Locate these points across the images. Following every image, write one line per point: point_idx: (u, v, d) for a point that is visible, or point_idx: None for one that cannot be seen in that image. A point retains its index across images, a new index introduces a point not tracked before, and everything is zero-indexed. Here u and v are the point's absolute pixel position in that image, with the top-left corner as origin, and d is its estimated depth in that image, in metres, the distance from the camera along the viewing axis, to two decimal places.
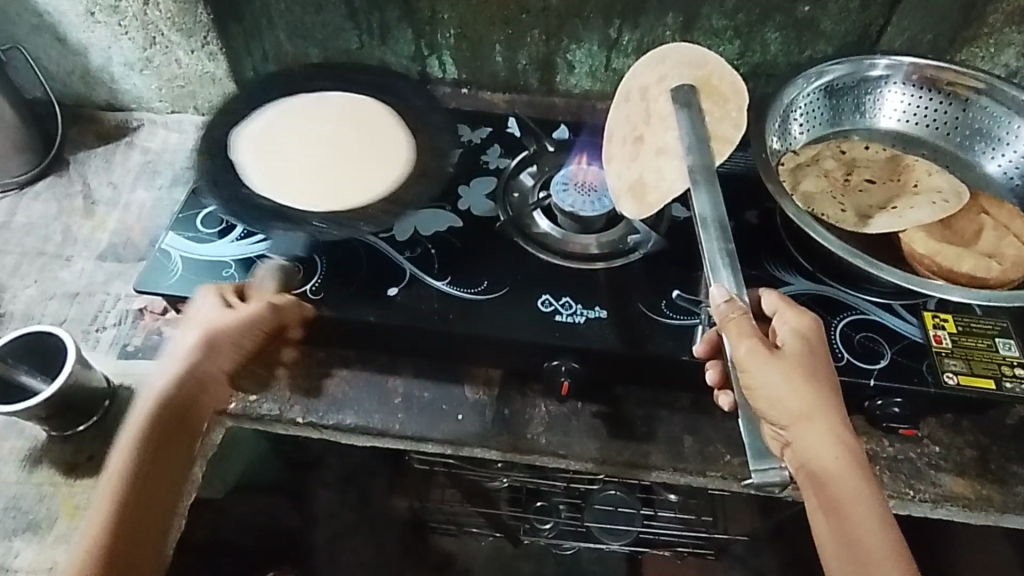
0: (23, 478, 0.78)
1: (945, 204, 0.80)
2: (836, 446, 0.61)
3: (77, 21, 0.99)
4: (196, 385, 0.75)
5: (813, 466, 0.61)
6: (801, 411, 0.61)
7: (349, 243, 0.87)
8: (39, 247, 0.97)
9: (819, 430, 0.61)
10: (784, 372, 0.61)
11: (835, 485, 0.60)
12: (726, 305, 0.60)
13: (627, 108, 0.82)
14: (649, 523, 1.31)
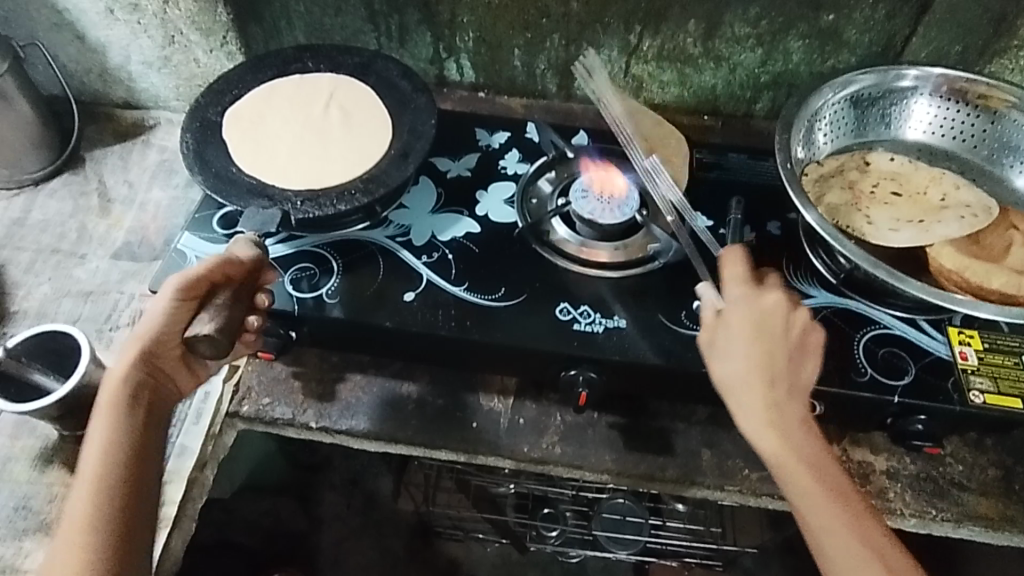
0: (35, 477, 0.78)
1: (973, 219, 0.79)
2: (783, 422, 0.63)
3: (97, 19, 0.98)
4: (146, 383, 0.66)
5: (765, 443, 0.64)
6: (744, 389, 0.65)
7: (365, 246, 0.86)
8: (54, 245, 0.96)
9: (763, 406, 0.64)
10: (729, 349, 0.66)
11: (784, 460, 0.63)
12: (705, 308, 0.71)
13: None
14: (656, 532, 1.31)
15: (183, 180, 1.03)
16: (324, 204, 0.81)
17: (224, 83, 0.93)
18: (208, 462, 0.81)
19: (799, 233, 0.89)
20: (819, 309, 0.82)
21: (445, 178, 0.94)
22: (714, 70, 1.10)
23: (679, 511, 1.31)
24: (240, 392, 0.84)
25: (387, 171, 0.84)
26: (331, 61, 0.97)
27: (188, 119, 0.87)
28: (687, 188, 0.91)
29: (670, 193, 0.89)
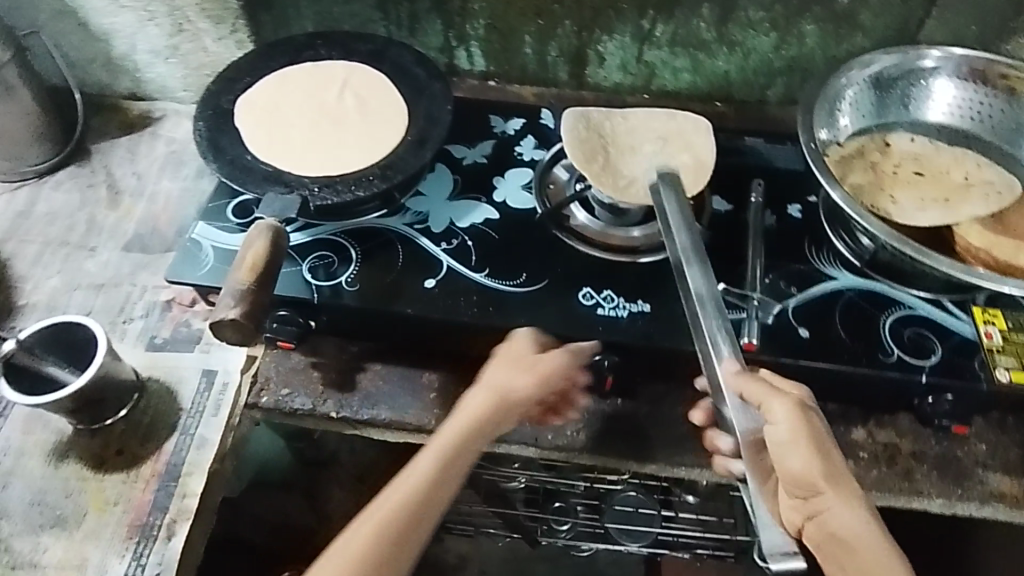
0: (50, 472, 0.76)
1: (998, 198, 0.78)
2: (865, 525, 0.64)
3: (102, 6, 0.97)
4: (477, 429, 0.69)
5: (842, 538, 0.64)
6: (824, 486, 0.64)
7: (383, 234, 0.85)
8: (63, 238, 0.95)
9: (846, 506, 0.64)
10: (799, 439, 0.64)
11: (861, 564, 0.63)
12: (737, 375, 0.65)
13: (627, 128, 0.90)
14: (667, 524, 1.28)
15: (193, 172, 1.01)
16: (342, 190, 0.80)
17: (236, 70, 0.92)
18: (227, 454, 0.79)
19: (819, 215, 0.89)
20: (844, 291, 0.81)
21: (461, 165, 0.93)
22: (728, 56, 1.09)
23: (689, 503, 1.29)
24: (258, 384, 0.82)
25: (404, 156, 0.83)
26: (344, 48, 0.96)
27: (200, 107, 0.86)
28: (705, 167, 0.85)
29: (686, 174, 0.84)
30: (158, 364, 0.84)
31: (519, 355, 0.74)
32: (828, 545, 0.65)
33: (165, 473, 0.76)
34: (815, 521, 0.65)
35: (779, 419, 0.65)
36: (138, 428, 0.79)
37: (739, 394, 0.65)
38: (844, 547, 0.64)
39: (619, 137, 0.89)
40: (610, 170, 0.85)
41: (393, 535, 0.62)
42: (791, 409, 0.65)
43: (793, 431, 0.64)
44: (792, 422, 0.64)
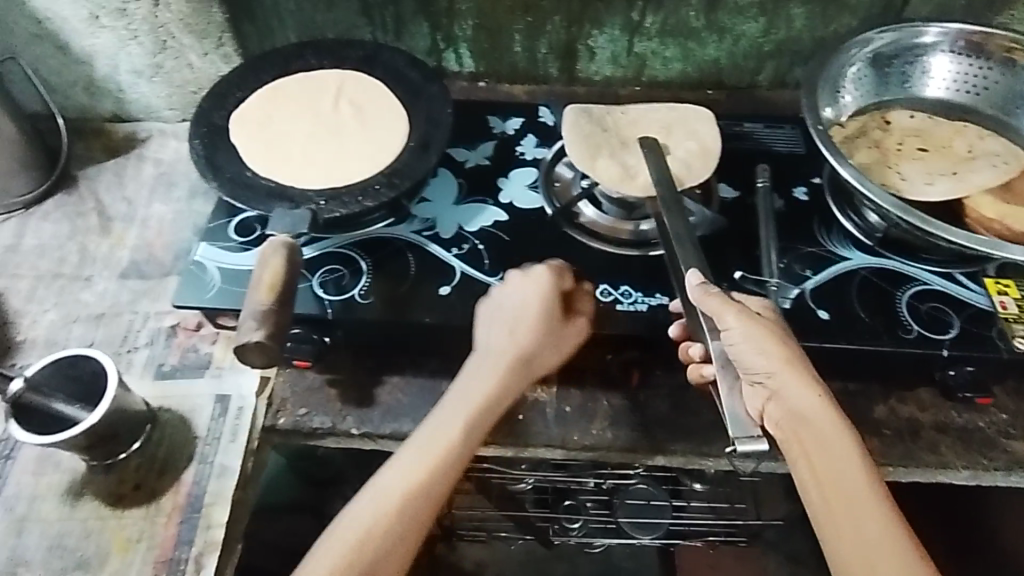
0: (66, 513, 0.73)
1: (1006, 166, 0.80)
2: (821, 402, 0.62)
3: (81, 27, 0.94)
4: (511, 366, 0.70)
5: (803, 418, 0.62)
6: (780, 369, 0.62)
7: (393, 244, 0.84)
8: (55, 269, 0.91)
9: (801, 385, 0.62)
10: (753, 335, 0.63)
11: (826, 448, 0.61)
12: (699, 287, 0.65)
13: (631, 120, 0.90)
14: (679, 514, 1.27)
15: (185, 193, 0.98)
16: (349, 201, 0.78)
17: (226, 85, 0.89)
18: (249, 481, 0.77)
19: (826, 195, 0.89)
20: (858, 269, 0.82)
21: (464, 167, 0.92)
22: (718, 43, 1.08)
23: (698, 491, 1.28)
24: (275, 405, 0.81)
25: (408, 163, 0.82)
26: (335, 56, 0.94)
27: (193, 126, 0.83)
28: (712, 151, 0.85)
29: (694, 159, 0.84)
30: (169, 392, 0.81)
31: (548, 302, 0.73)
32: (788, 429, 0.63)
33: (187, 505, 0.74)
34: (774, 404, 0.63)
35: (732, 324, 0.63)
36: (155, 461, 0.77)
37: (699, 305, 0.65)
38: (803, 425, 0.62)
39: (622, 129, 0.88)
40: (617, 160, 0.84)
41: (425, 483, 0.63)
42: (742, 313, 0.64)
43: (749, 328, 0.63)
44: (746, 325, 0.63)
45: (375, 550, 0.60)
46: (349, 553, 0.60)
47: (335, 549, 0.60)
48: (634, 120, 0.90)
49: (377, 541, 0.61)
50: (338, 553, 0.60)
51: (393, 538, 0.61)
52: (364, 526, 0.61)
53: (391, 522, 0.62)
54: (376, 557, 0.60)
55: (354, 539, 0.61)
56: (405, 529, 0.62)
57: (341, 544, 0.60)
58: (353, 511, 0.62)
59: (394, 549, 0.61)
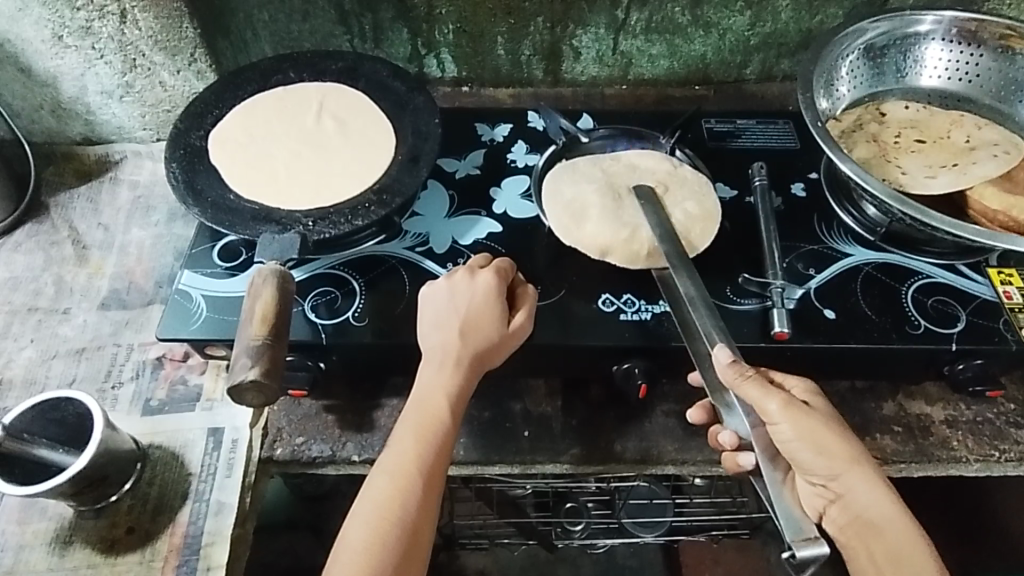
0: (56, 563, 0.70)
1: (1007, 156, 0.79)
2: (890, 506, 0.61)
3: (44, 48, 0.89)
4: (471, 364, 0.68)
5: (868, 519, 0.61)
6: (845, 473, 0.61)
7: (386, 261, 0.81)
8: (30, 303, 0.87)
9: (865, 485, 0.61)
10: (807, 436, 0.60)
11: (890, 541, 0.61)
12: (732, 368, 0.61)
13: (619, 165, 0.87)
14: (681, 511, 1.23)
15: (164, 216, 0.95)
16: (338, 221, 0.75)
17: (202, 104, 0.85)
18: (248, 516, 0.74)
19: (824, 190, 0.88)
20: (861, 266, 0.81)
21: (454, 178, 0.90)
22: (704, 38, 1.05)
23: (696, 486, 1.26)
24: (270, 435, 0.77)
25: (398, 177, 0.79)
26: (314, 68, 0.90)
27: (170, 148, 0.80)
28: (711, 216, 0.82)
29: (693, 223, 0.81)
30: (158, 428, 0.78)
31: (495, 297, 0.71)
32: (853, 530, 0.63)
33: (185, 547, 0.70)
34: (838, 508, 0.63)
35: (777, 417, 0.60)
36: (148, 502, 0.73)
37: (734, 390, 0.61)
38: (873, 531, 0.61)
39: (615, 182, 0.84)
40: (613, 220, 0.80)
41: (424, 462, 0.63)
42: (789, 403, 0.60)
43: (806, 428, 0.60)
44: (794, 420, 0.60)
45: (395, 534, 0.60)
46: (374, 538, 0.59)
47: (357, 538, 0.60)
48: (622, 163, 0.87)
49: (393, 520, 0.60)
50: (363, 545, 0.59)
51: (410, 515, 0.61)
52: (377, 508, 0.61)
53: (400, 502, 0.61)
54: (400, 538, 0.60)
55: (373, 521, 0.60)
56: (418, 505, 0.61)
57: (364, 527, 0.60)
58: (366, 501, 0.62)
59: (419, 530, 0.61)
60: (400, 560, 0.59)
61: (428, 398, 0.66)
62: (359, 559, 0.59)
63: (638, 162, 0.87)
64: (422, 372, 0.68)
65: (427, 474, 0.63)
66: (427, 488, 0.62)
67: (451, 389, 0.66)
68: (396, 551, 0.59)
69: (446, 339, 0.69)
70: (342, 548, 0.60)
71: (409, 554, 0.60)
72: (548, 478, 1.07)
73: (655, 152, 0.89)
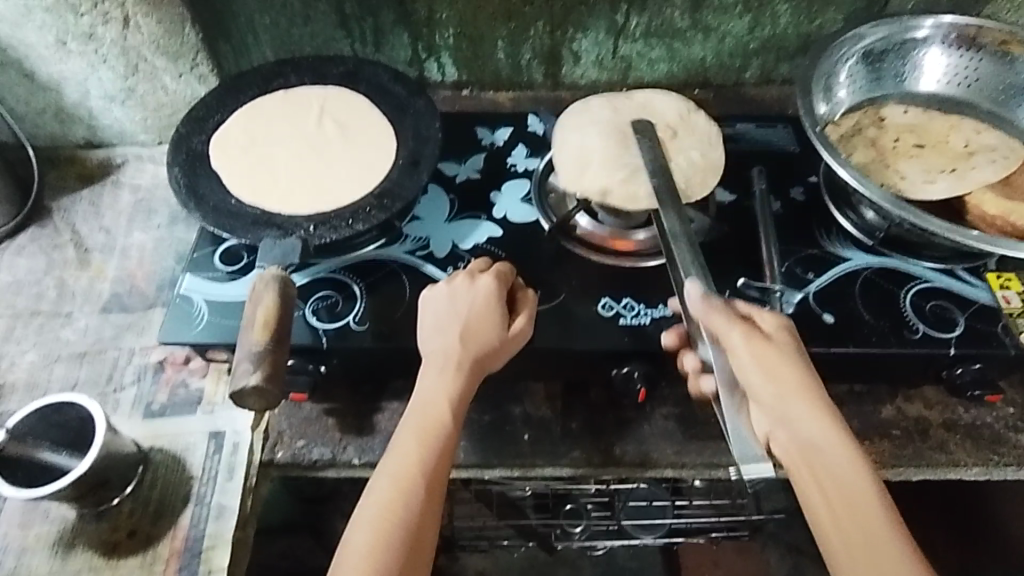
0: (58, 566, 0.70)
1: (1005, 161, 0.80)
2: (839, 437, 0.59)
3: (47, 53, 0.89)
4: (472, 368, 0.68)
5: (814, 446, 0.59)
6: (792, 399, 0.60)
7: (386, 265, 0.81)
8: (32, 307, 0.87)
9: (815, 414, 0.59)
10: (763, 361, 0.60)
11: (834, 468, 0.57)
12: (701, 300, 0.62)
13: (631, 106, 0.86)
14: (681, 512, 1.22)
15: (165, 219, 0.95)
16: (339, 225, 0.76)
17: (204, 109, 0.86)
18: (249, 519, 0.75)
19: (823, 194, 0.89)
20: (860, 271, 0.81)
21: (455, 182, 0.90)
22: (704, 42, 1.06)
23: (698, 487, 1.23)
24: (271, 439, 0.77)
25: (398, 181, 0.79)
26: (315, 72, 0.91)
27: (172, 153, 0.80)
28: (715, 168, 0.80)
29: (695, 171, 0.80)
30: (160, 431, 0.78)
31: (496, 302, 0.71)
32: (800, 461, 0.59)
33: (186, 551, 0.71)
34: (785, 437, 0.60)
35: (736, 346, 0.61)
36: (150, 505, 0.74)
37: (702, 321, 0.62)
38: (815, 460, 0.58)
39: (624, 124, 0.84)
40: (614, 162, 0.80)
41: (426, 465, 0.63)
42: (749, 335, 0.61)
43: (758, 349, 0.61)
44: (752, 348, 0.61)
45: (397, 536, 0.60)
46: (377, 540, 0.60)
47: (361, 541, 0.60)
48: (634, 105, 0.87)
49: (396, 522, 0.61)
50: (366, 548, 0.59)
51: (413, 517, 0.61)
52: (380, 511, 0.61)
53: (404, 504, 0.61)
54: (402, 541, 0.60)
55: (376, 523, 0.61)
56: (421, 507, 0.62)
57: (368, 530, 0.60)
58: (369, 504, 0.62)
59: (422, 533, 0.61)
60: (404, 563, 0.59)
61: (428, 400, 0.66)
62: (362, 562, 0.59)
63: (650, 104, 0.87)
64: (422, 375, 0.69)
65: (428, 477, 0.63)
66: (428, 491, 0.62)
67: (452, 392, 0.66)
68: (399, 554, 0.59)
69: (446, 343, 0.69)
70: (345, 550, 0.60)
71: (412, 558, 0.60)
72: (548, 481, 1.07)
73: (671, 95, 0.88)
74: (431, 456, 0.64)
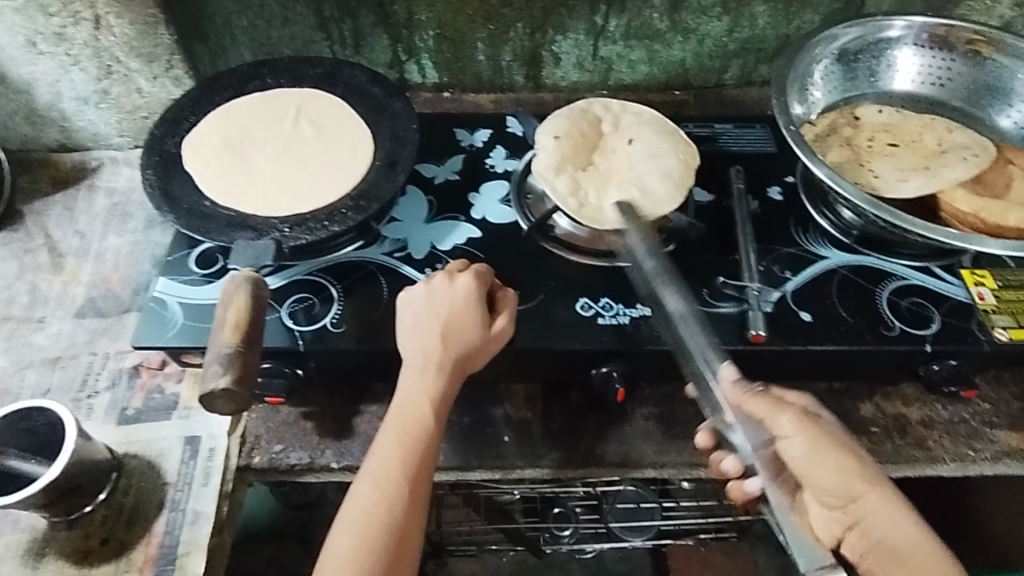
0: (27, 575, 0.69)
1: (976, 159, 0.80)
2: (904, 523, 0.61)
3: (19, 55, 0.88)
4: (453, 371, 0.68)
5: (889, 544, 0.61)
6: (864, 493, 0.62)
7: (365, 267, 0.81)
8: (4, 312, 0.86)
9: (885, 508, 0.61)
10: (816, 452, 0.62)
11: (913, 563, 0.60)
12: (739, 386, 0.64)
13: (601, 121, 0.87)
14: (668, 514, 1.22)
15: (142, 222, 0.94)
16: (315, 227, 0.75)
17: (178, 110, 0.85)
18: (225, 526, 0.74)
19: (800, 193, 0.89)
20: (836, 268, 0.82)
21: (433, 184, 0.90)
22: (683, 43, 1.06)
23: (685, 489, 1.22)
24: (248, 443, 0.76)
25: (376, 183, 0.79)
26: (292, 75, 0.90)
27: (145, 155, 0.79)
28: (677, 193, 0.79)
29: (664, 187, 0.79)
30: (133, 437, 0.77)
31: (474, 301, 0.71)
32: (873, 556, 0.62)
33: (160, 557, 0.70)
34: (854, 533, 0.63)
35: (788, 432, 0.63)
36: (124, 512, 0.73)
37: (742, 406, 0.64)
38: (895, 558, 0.61)
39: (592, 140, 0.85)
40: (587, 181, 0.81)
41: (408, 467, 0.63)
42: (799, 418, 0.63)
43: (810, 446, 0.62)
44: (807, 433, 0.62)
45: (382, 540, 0.59)
46: (360, 545, 0.59)
47: (343, 547, 0.59)
48: (604, 121, 0.87)
49: (379, 526, 0.60)
50: (350, 552, 0.59)
51: (396, 521, 0.60)
52: (363, 515, 0.60)
53: (386, 508, 0.61)
54: (386, 545, 0.59)
55: (359, 528, 0.60)
56: (404, 510, 0.61)
57: (351, 534, 0.60)
58: (352, 508, 0.61)
59: (407, 536, 0.61)
60: (388, 567, 0.59)
61: (411, 402, 0.66)
62: (345, 567, 0.58)
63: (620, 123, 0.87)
64: (403, 378, 0.68)
65: (412, 480, 0.62)
66: (413, 496, 0.62)
67: (435, 395, 0.66)
68: (383, 558, 0.59)
69: (428, 346, 0.68)
70: (327, 557, 0.59)
71: (395, 561, 0.59)
72: (534, 484, 1.06)
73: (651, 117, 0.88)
74: (417, 459, 0.63)
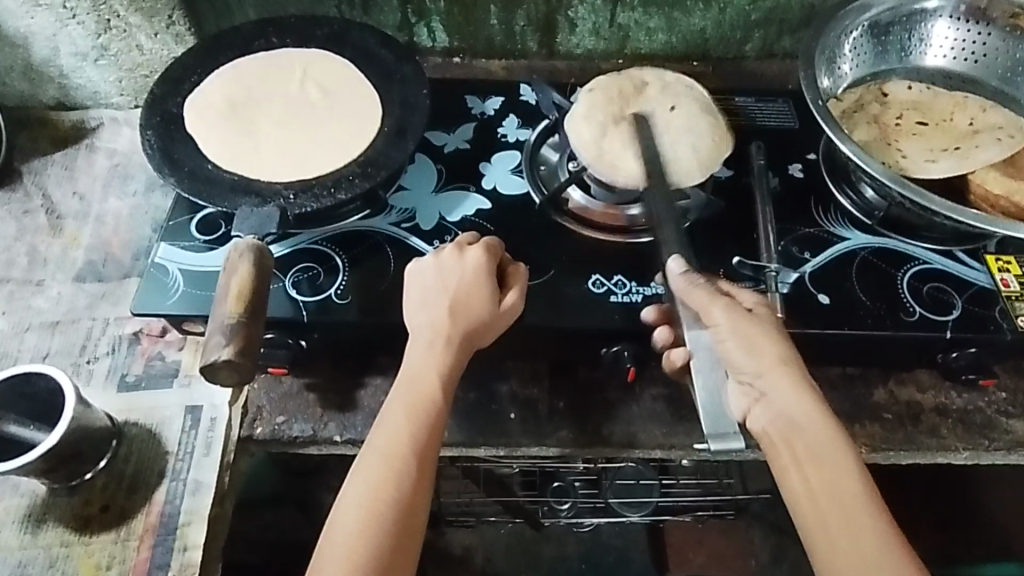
0: (28, 541, 0.68)
1: (1010, 140, 0.77)
2: (813, 409, 0.59)
3: (15, 6, 0.85)
4: (461, 345, 0.66)
5: (793, 425, 0.59)
6: (768, 370, 0.60)
7: (371, 237, 0.79)
8: (3, 273, 0.84)
9: (792, 389, 0.59)
10: (741, 333, 0.61)
11: (814, 447, 0.57)
12: (682, 277, 0.63)
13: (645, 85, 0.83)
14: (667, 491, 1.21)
15: (143, 185, 0.91)
16: (321, 195, 0.73)
17: (180, 69, 0.82)
18: (226, 496, 0.73)
19: (822, 171, 0.86)
20: (857, 251, 0.79)
21: (443, 152, 0.87)
22: (704, 12, 1.02)
23: (686, 466, 1.21)
24: (250, 414, 0.75)
25: (384, 150, 0.76)
26: (298, 35, 0.87)
27: (146, 115, 0.77)
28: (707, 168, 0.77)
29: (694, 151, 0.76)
30: (134, 404, 0.76)
31: (484, 275, 0.69)
32: (776, 431, 0.60)
33: (161, 527, 0.69)
34: (761, 408, 0.61)
35: (717, 320, 0.61)
36: (124, 481, 0.72)
37: (682, 295, 0.63)
38: (796, 438, 0.58)
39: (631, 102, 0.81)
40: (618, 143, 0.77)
41: (415, 443, 0.61)
42: (731, 308, 0.61)
43: (735, 326, 0.61)
44: (732, 319, 0.61)
45: (389, 515, 0.58)
46: (366, 521, 0.58)
47: (349, 523, 0.58)
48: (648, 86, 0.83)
49: (384, 504, 0.59)
50: (356, 527, 0.58)
51: (403, 498, 0.59)
52: (368, 490, 0.59)
53: (393, 484, 0.59)
54: (393, 521, 0.58)
55: (365, 504, 0.59)
56: (411, 488, 0.60)
57: (355, 510, 0.59)
58: (358, 484, 0.60)
59: (413, 512, 0.59)
60: (395, 542, 0.58)
61: (415, 370, 0.64)
62: (352, 543, 0.57)
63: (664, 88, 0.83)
64: (410, 351, 0.66)
65: (418, 454, 0.61)
66: (418, 469, 0.61)
67: (444, 369, 0.64)
68: (390, 535, 0.58)
69: (437, 318, 0.67)
70: (332, 533, 0.58)
71: (402, 536, 0.58)
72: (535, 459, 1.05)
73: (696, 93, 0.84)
74: (425, 432, 0.62)
